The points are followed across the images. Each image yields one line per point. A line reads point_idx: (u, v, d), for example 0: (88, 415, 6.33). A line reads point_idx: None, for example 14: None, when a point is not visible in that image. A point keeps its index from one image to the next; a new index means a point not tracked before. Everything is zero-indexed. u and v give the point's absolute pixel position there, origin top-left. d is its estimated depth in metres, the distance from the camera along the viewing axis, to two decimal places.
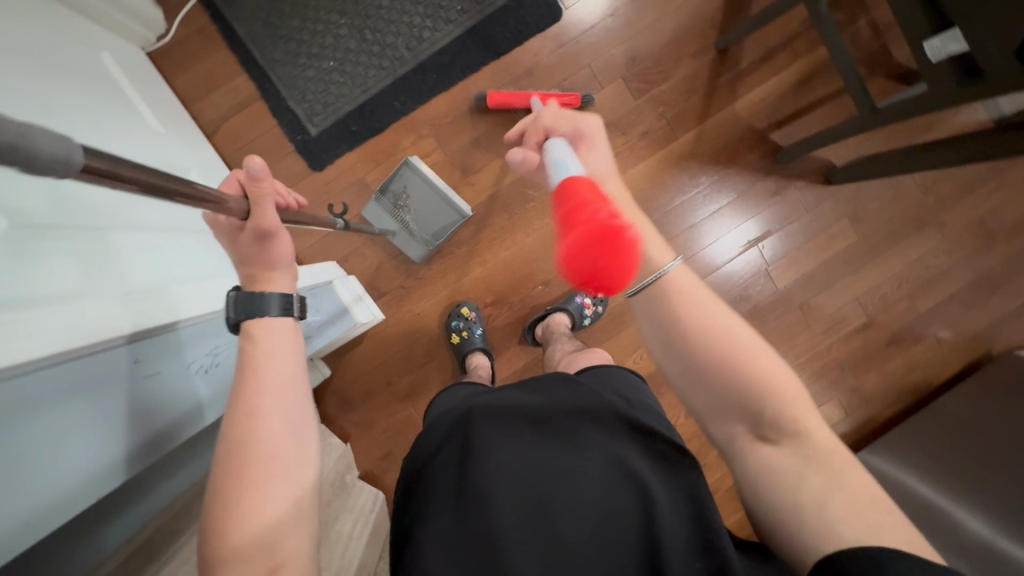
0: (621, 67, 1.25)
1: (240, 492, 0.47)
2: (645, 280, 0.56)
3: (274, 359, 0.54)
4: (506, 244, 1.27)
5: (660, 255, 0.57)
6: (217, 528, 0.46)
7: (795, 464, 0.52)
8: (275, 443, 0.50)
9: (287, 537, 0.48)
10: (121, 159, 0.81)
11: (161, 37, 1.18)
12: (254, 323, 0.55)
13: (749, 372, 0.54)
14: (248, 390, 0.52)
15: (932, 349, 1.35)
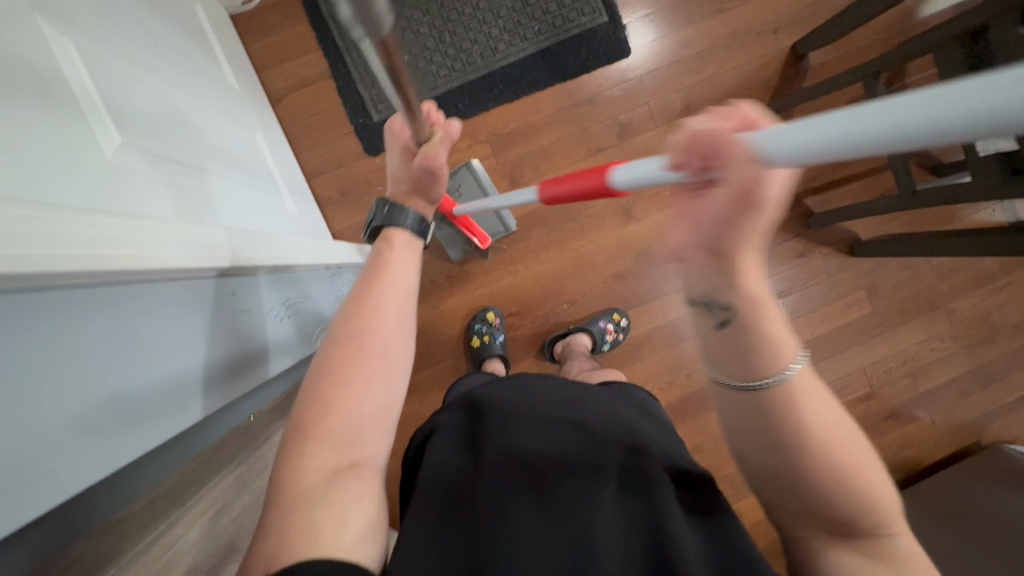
0: (677, 111, 1.31)
1: (349, 376, 0.56)
2: (762, 380, 0.46)
3: (398, 281, 0.66)
4: (540, 257, 1.30)
5: (787, 348, 0.46)
6: (313, 415, 0.52)
7: (869, 564, 0.46)
8: (380, 350, 0.59)
9: (365, 439, 0.54)
10: (200, 106, 0.81)
11: (246, 2, 1.20)
12: (396, 234, 0.71)
13: (848, 484, 0.46)
14: (375, 293, 0.63)
15: (926, 430, 1.39)
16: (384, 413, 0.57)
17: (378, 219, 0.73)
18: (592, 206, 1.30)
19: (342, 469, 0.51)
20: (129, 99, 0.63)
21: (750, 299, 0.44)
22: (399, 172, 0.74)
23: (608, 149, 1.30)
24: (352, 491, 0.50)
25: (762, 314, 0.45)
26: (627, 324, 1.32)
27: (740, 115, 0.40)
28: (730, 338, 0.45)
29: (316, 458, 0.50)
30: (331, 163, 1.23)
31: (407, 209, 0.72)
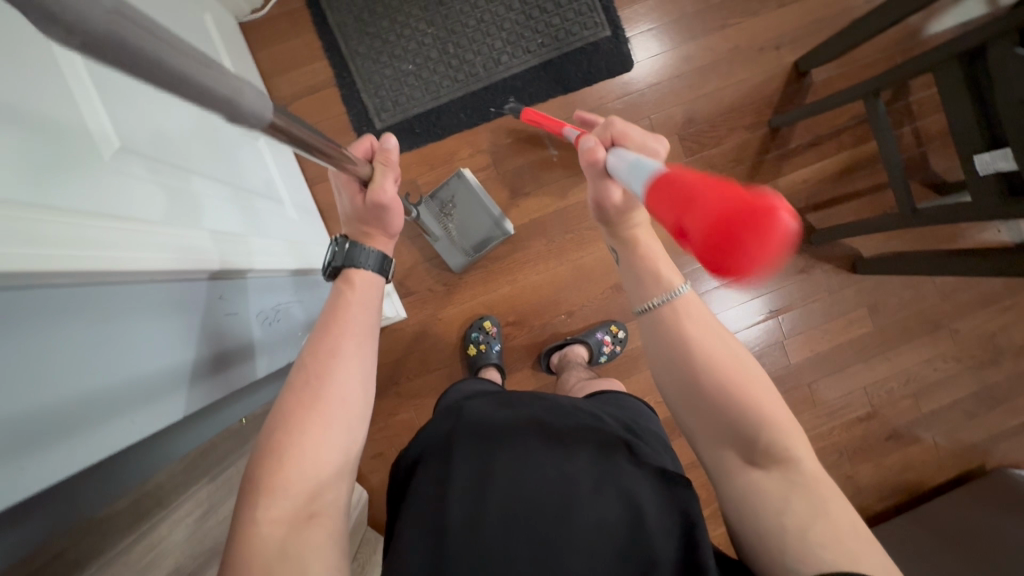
0: (679, 125, 1.31)
1: (303, 425, 0.55)
2: (652, 301, 0.64)
3: (357, 323, 0.65)
4: (539, 267, 1.30)
5: (671, 279, 0.64)
6: (266, 468, 0.52)
7: (781, 487, 0.52)
8: (334, 400, 0.58)
9: (324, 486, 0.54)
10: (201, 110, 0.82)
11: (255, 11, 1.23)
12: (355, 273, 0.69)
13: (739, 396, 0.56)
14: (334, 336, 0.62)
15: (929, 452, 1.37)
16: (344, 454, 0.57)
17: (337, 259, 0.70)
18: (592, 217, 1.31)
19: (298, 522, 0.51)
20: (132, 101, 0.64)
21: (628, 243, 0.68)
22: (351, 211, 0.73)
23: None
24: (308, 545, 0.50)
25: (637, 258, 0.67)
26: (624, 337, 1.31)
27: (611, 132, 0.63)
28: (629, 269, 0.68)
29: (270, 514, 0.49)
30: (333, 169, 1.25)
31: (365, 246, 0.70)
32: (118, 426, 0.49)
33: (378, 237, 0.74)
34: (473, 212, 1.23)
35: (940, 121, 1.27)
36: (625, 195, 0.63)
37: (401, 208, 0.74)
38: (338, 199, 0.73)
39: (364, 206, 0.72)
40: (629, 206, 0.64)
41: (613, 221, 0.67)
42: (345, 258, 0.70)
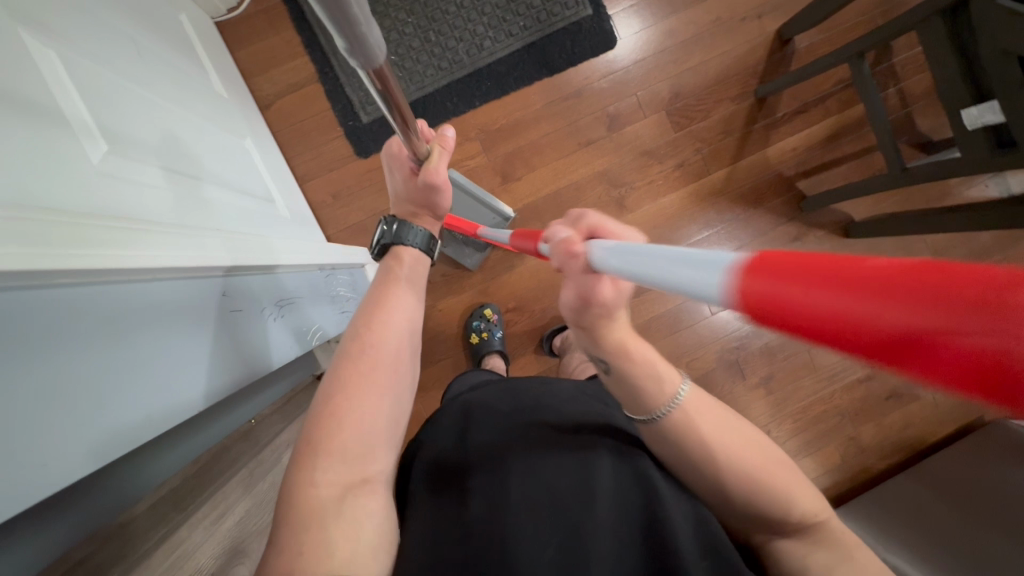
0: (666, 100, 1.31)
1: (359, 391, 0.55)
2: (659, 411, 0.57)
3: (404, 302, 0.66)
4: (535, 252, 1.30)
5: (671, 383, 0.58)
6: (321, 428, 0.52)
7: (804, 548, 0.56)
8: (393, 364, 0.59)
9: (376, 451, 0.54)
10: (186, 113, 0.81)
11: (231, 10, 1.21)
12: (404, 250, 0.71)
13: (772, 485, 0.55)
14: (383, 311, 0.63)
15: (928, 409, 1.40)
16: (393, 422, 0.57)
17: (385, 238, 0.71)
18: (585, 198, 1.30)
19: (353, 486, 0.50)
20: (115, 104, 0.63)
21: (623, 351, 0.57)
22: (404, 191, 0.72)
23: (597, 141, 1.30)
24: (364, 508, 0.50)
25: (632, 364, 0.57)
26: None
27: (586, 224, 0.54)
28: (619, 384, 0.58)
29: (328, 475, 0.49)
30: (321, 166, 1.24)
31: (414, 226, 0.71)
32: (141, 426, 0.48)
33: (424, 221, 0.74)
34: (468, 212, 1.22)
35: (925, 81, 1.27)
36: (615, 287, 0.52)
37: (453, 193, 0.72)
38: (391, 175, 0.72)
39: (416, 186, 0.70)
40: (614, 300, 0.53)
41: (591, 327, 0.56)
42: (394, 236, 0.71)
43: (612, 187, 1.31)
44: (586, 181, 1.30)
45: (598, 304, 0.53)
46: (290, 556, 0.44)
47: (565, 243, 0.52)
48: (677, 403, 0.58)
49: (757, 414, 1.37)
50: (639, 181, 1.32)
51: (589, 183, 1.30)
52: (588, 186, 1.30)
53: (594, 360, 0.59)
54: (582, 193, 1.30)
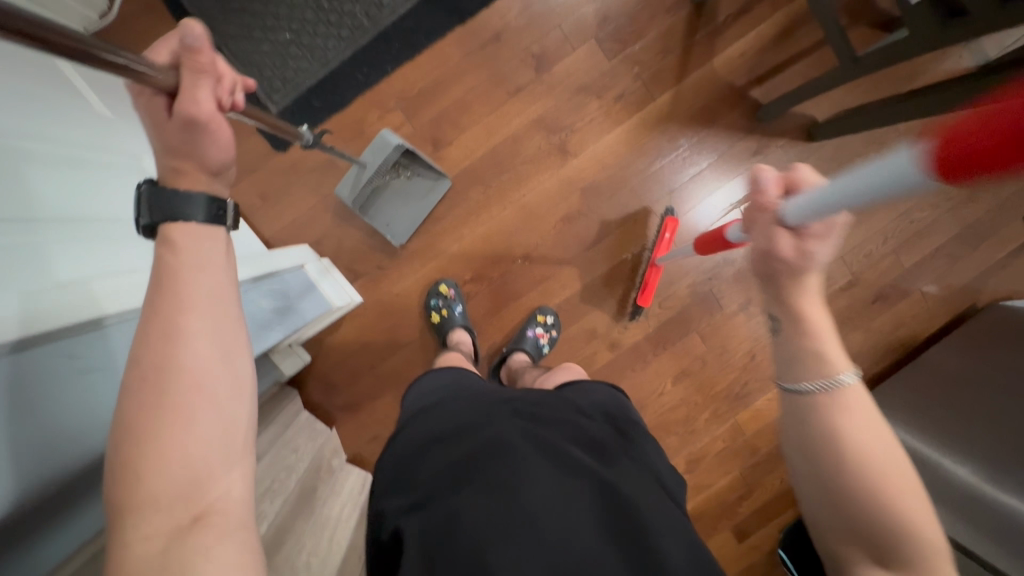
0: (593, 27, 1.20)
1: (154, 428, 0.42)
2: (815, 385, 0.50)
3: (201, 289, 0.48)
4: (484, 217, 1.24)
5: (842, 363, 0.51)
6: (123, 479, 0.41)
7: None
8: (198, 373, 0.45)
9: (208, 481, 0.42)
10: (44, 148, 0.74)
11: (105, 16, 1.12)
12: (174, 229, 0.50)
13: (892, 511, 0.45)
14: (166, 315, 0.46)
15: (917, 305, 1.34)
16: (224, 444, 0.44)
17: (147, 212, 0.50)
18: (524, 151, 1.22)
19: (182, 532, 0.40)
20: None
21: (797, 314, 0.55)
22: (160, 140, 0.53)
23: (527, 86, 1.20)
24: (196, 558, 0.39)
25: (806, 332, 0.54)
26: (555, 318, 1.26)
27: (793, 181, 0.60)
28: (782, 351, 0.56)
29: (145, 531, 0.40)
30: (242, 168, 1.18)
31: (180, 191, 0.50)
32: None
33: (189, 178, 0.52)
34: (402, 203, 1.22)
35: None
36: (798, 250, 0.55)
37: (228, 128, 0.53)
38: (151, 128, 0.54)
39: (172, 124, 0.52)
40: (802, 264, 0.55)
41: (774, 277, 0.57)
42: (160, 209, 0.50)
43: (551, 133, 1.22)
44: (522, 132, 1.21)
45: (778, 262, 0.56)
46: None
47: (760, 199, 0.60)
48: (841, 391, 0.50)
49: (741, 340, 1.34)
50: (579, 121, 1.22)
51: (526, 133, 1.21)
52: (525, 137, 1.21)
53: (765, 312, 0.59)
54: (521, 146, 1.22)
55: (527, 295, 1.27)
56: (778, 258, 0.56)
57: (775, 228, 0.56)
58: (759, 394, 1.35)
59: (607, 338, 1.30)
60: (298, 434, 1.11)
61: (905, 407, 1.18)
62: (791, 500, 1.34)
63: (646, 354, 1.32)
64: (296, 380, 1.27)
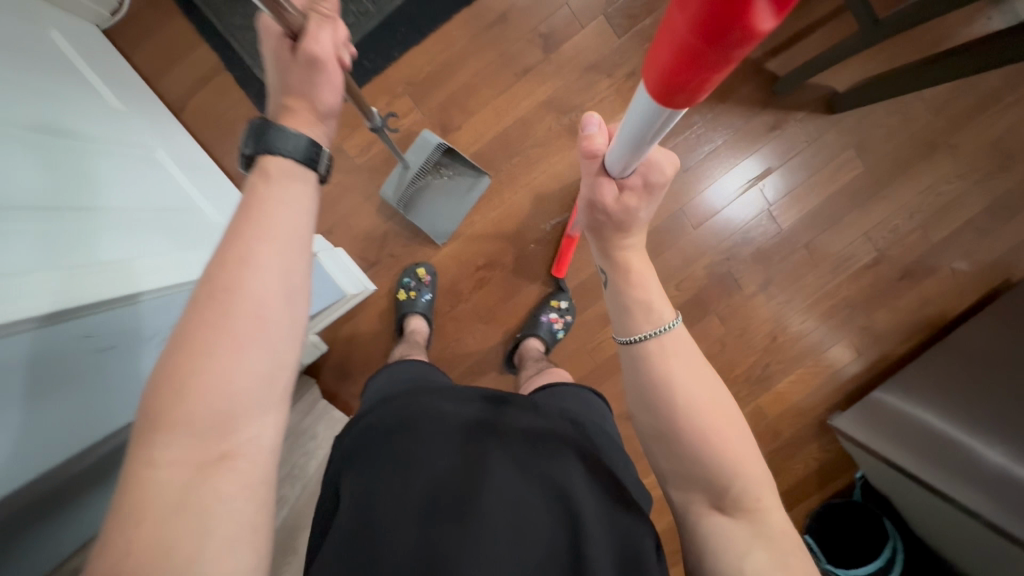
0: (602, 3, 1.17)
1: (209, 346, 0.42)
2: (643, 333, 0.56)
3: (279, 226, 0.48)
4: (495, 202, 1.23)
5: (664, 310, 0.57)
6: (163, 394, 0.41)
7: (747, 536, 0.48)
8: (262, 311, 0.45)
9: (240, 421, 0.43)
10: (61, 136, 0.75)
11: (116, 12, 1.13)
12: (272, 161, 0.53)
13: (723, 456, 0.51)
14: (246, 239, 0.46)
15: (947, 282, 1.29)
16: (267, 384, 0.44)
17: (252, 146, 0.53)
18: (534, 133, 1.20)
19: (205, 467, 0.41)
20: None
21: (621, 265, 0.60)
22: (278, 79, 0.58)
23: (535, 67, 1.18)
24: (216, 492, 0.40)
25: (629, 284, 0.59)
26: (570, 304, 1.25)
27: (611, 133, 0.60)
28: (614, 300, 0.59)
29: (169, 454, 0.40)
30: None
31: (287, 127, 0.54)
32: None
33: (299, 115, 0.57)
34: (444, 202, 1.21)
35: None
36: (618, 201, 0.57)
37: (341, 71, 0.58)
38: (266, 69, 0.59)
39: (294, 67, 0.56)
40: (625, 218, 0.58)
41: (599, 229, 0.60)
42: (260, 142, 0.53)
43: (561, 114, 1.19)
44: (532, 114, 1.19)
45: (602, 211, 0.58)
46: (120, 531, 0.37)
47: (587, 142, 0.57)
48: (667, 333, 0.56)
49: (761, 322, 1.30)
50: (590, 100, 1.19)
51: (536, 115, 1.19)
52: (535, 119, 1.19)
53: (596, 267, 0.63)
54: (530, 128, 1.20)
55: (541, 280, 1.26)
56: (603, 211, 0.58)
57: (598, 178, 0.57)
58: (781, 376, 1.31)
59: None
60: (319, 420, 1.11)
61: (942, 388, 1.12)
62: (817, 485, 1.31)
63: None
64: (312, 370, 1.27)
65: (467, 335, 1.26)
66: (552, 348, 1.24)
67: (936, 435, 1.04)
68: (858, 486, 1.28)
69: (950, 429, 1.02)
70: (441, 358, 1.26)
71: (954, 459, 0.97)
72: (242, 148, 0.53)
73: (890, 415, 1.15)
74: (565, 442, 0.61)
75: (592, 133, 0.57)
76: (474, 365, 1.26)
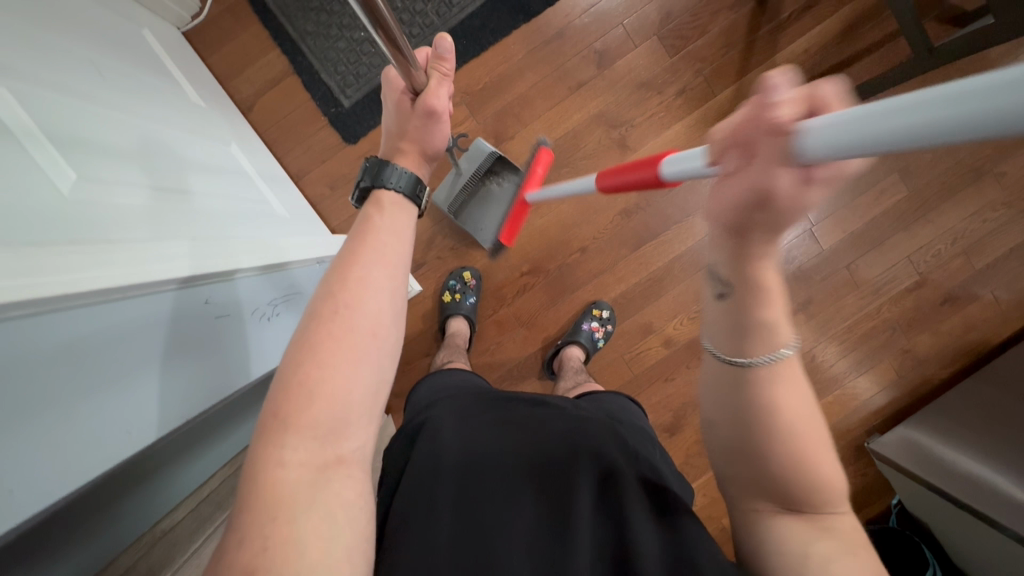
0: (656, 24, 1.22)
1: (335, 360, 0.48)
2: (754, 359, 0.43)
3: (389, 250, 0.58)
4: (543, 210, 1.26)
5: (786, 333, 0.43)
6: (292, 398, 0.46)
7: (809, 533, 0.45)
8: (377, 325, 0.53)
9: (351, 428, 0.48)
10: (160, 125, 0.81)
11: (196, 16, 1.20)
12: (384, 193, 0.64)
13: (807, 462, 0.45)
14: (363, 264, 0.55)
15: (989, 309, 1.29)
16: (373, 398, 0.51)
17: (366, 178, 0.65)
18: (584, 145, 1.24)
19: (327, 467, 0.46)
20: (82, 126, 0.64)
21: (754, 283, 0.41)
22: (395, 123, 0.69)
23: (589, 83, 1.22)
24: (337, 488, 0.45)
25: (758, 303, 0.42)
26: (611, 314, 1.26)
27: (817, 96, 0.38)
28: (726, 312, 0.43)
29: (297, 454, 0.44)
30: (313, 159, 1.22)
31: (395, 164, 0.65)
32: (136, 430, 0.52)
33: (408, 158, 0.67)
34: (493, 210, 1.21)
35: None
36: (799, 189, 0.36)
37: (450, 120, 0.69)
38: (388, 111, 0.70)
39: (412, 116, 0.68)
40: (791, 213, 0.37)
41: (743, 231, 0.39)
42: (373, 175, 0.65)
43: (611, 128, 1.23)
44: (583, 127, 1.23)
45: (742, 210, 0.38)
46: (259, 519, 0.41)
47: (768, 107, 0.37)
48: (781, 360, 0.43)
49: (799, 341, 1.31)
50: (640, 116, 1.23)
51: (587, 128, 1.23)
52: (586, 132, 1.23)
53: (709, 269, 0.44)
54: (581, 141, 1.23)
55: (583, 289, 1.28)
56: (763, 209, 0.37)
57: (778, 166, 0.36)
58: (818, 396, 1.31)
59: (662, 334, 1.28)
60: None
61: (971, 427, 1.11)
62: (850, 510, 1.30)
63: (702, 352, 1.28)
64: None
65: (507, 339, 1.28)
66: (592, 356, 1.26)
67: (963, 472, 1.02)
68: (894, 512, 1.26)
69: (974, 466, 1.02)
70: (481, 361, 1.28)
71: (978, 491, 0.97)
72: (359, 178, 0.66)
73: (922, 450, 1.13)
74: (597, 433, 0.63)
75: (782, 102, 0.37)
76: (512, 369, 1.28)
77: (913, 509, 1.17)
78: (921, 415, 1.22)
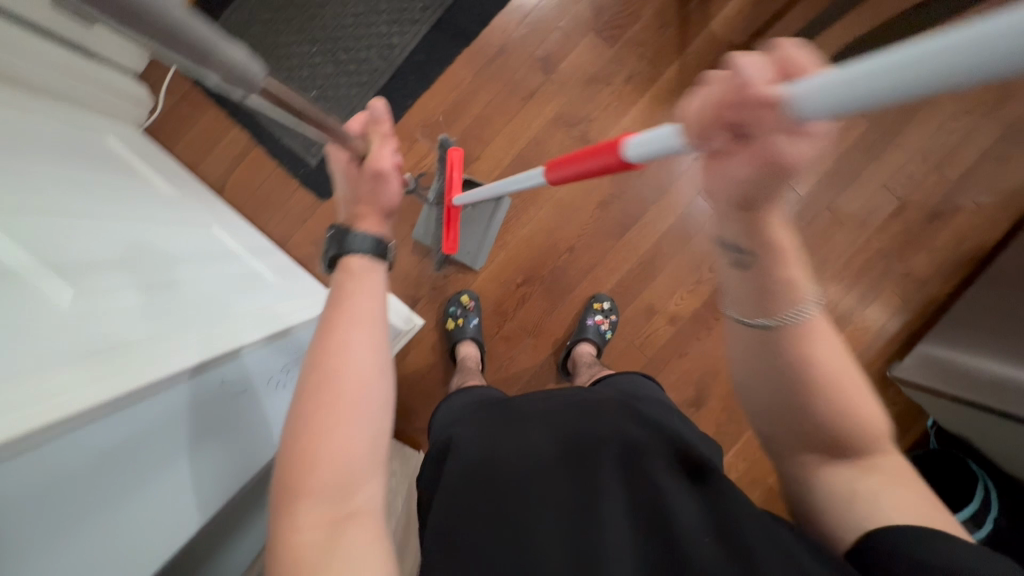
0: (590, 20, 1.25)
1: (325, 426, 0.50)
2: (782, 317, 0.47)
3: (365, 308, 0.60)
4: (524, 220, 1.29)
5: (801, 288, 0.47)
6: (297, 470, 0.48)
7: (856, 472, 0.49)
8: (365, 388, 0.53)
9: (360, 483, 0.50)
10: (141, 223, 0.83)
11: (152, 112, 1.24)
12: (352, 260, 0.64)
13: (843, 408, 0.48)
14: (342, 329, 0.57)
15: (975, 217, 1.31)
16: (374, 452, 0.52)
17: (332, 248, 0.66)
18: (549, 148, 1.26)
19: (340, 525, 0.47)
20: (67, 239, 0.66)
21: (769, 240, 0.45)
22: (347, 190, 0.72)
23: (540, 89, 1.26)
24: (358, 543, 0.47)
25: (782, 260, 0.46)
26: (612, 305, 1.29)
27: (784, 56, 0.39)
28: (748, 279, 0.47)
29: (310, 517, 0.47)
30: (292, 222, 1.25)
31: (356, 230, 0.66)
32: (161, 523, 0.56)
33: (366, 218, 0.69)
34: (472, 232, 1.26)
35: None
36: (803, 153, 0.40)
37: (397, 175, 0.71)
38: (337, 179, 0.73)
39: (360, 180, 0.70)
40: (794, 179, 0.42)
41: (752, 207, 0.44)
42: (339, 244, 0.66)
43: (570, 127, 1.26)
44: (544, 131, 1.26)
45: (747, 187, 0.42)
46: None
47: (739, 91, 0.39)
48: (801, 314, 0.47)
49: None
50: (595, 109, 1.26)
51: (548, 132, 1.26)
52: (547, 136, 1.26)
53: (723, 240, 0.48)
54: (545, 145, 1.26)
55: (579, 286, 1.30)
56: (780, 179, 0.41)
57: (776, 140, 0.39)
58: None
59: (664, 312, 1.30)
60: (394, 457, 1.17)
61: (982, 333, 1.12)
62: None
63: (707, 320, 1.30)
64: None
65: (518, 351, 1.30)
66: (603, 349, 1.27)
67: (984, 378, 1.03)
68: (932, 434, 1.26)
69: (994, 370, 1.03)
70: (498, 378, 1.30)
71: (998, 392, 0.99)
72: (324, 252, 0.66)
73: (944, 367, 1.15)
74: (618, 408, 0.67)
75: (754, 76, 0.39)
76: (529, 379, 1.29)
77: (948, 426, 1.18)
78: (936, 332, 1.23)
